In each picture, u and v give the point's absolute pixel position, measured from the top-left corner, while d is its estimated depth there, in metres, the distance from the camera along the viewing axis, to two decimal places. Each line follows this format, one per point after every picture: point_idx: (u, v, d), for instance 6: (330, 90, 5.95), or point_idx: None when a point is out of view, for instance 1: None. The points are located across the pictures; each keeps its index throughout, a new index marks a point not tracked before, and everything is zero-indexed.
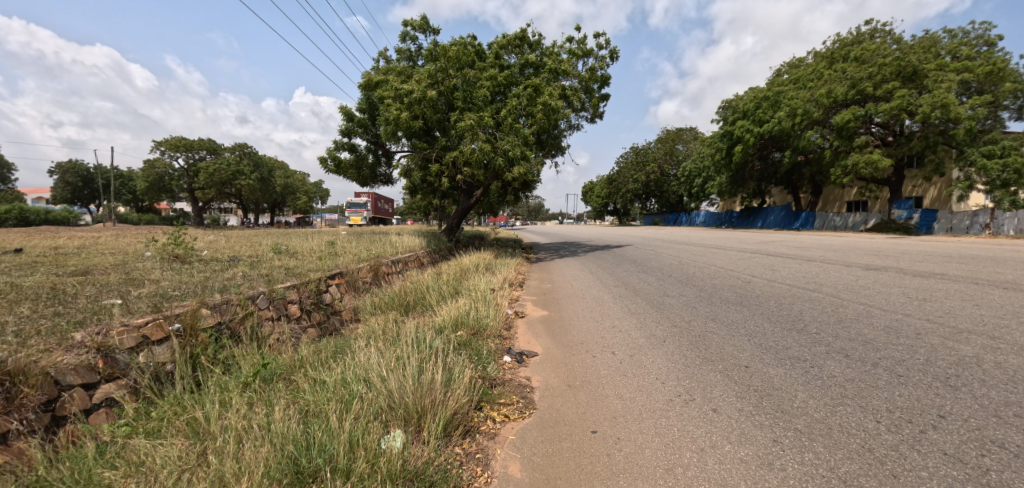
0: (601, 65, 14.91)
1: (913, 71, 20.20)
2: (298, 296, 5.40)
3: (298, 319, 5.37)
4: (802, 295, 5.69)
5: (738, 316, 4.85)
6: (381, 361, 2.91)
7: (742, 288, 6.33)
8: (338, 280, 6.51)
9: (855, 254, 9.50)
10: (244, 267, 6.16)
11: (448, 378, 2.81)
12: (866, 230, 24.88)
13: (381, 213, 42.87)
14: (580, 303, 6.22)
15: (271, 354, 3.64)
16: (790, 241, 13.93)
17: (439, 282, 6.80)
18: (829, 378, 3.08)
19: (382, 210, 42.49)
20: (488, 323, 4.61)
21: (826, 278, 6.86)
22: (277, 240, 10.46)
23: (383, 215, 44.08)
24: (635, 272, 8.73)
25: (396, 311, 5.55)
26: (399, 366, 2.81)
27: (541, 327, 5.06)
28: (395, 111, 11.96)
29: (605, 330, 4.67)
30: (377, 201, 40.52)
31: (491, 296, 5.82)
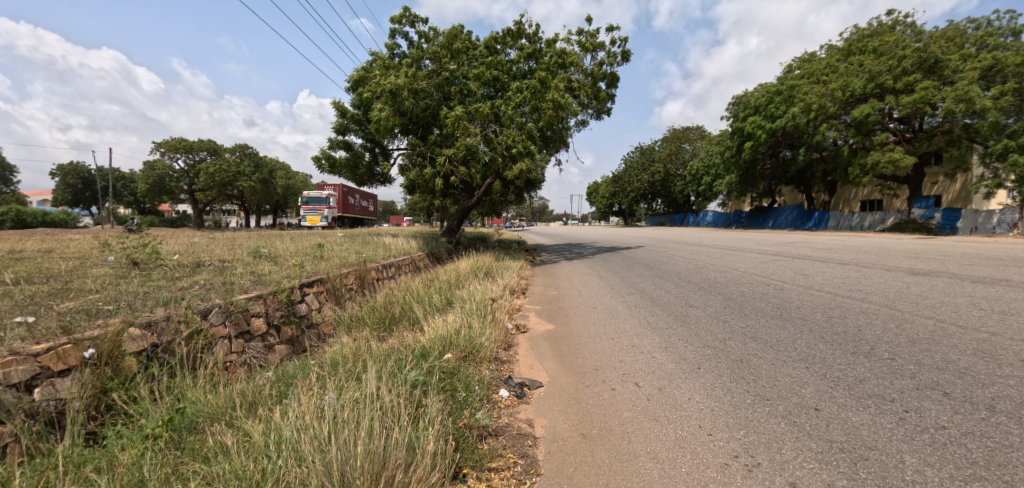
0: (609, 61, 14.05)
1: (934, 62, 19.27)
2: (264, 309, 4.68)
3: (262, 336, 4.64)
4: (852, 306, 4.86)
5: (781, 333, 4.06)
6: (327, 418, 2.14)
7: (778, 298, 5.51)
8: (317, 288, 5.79)
9: (892, 256, 8.60)
10: (210, 275, 5.46)
11: (412, 445, 2.02)
12: (883, 230, 23.77)
13: (358, 212, 40.55)
14: (591, 314, 5.43)
15: (205, 390, 2.88)
16: (811, 243, 13.02)
17: (429, 290, 6.04)
18: (938, 432, 2.26)
19: (358, 209, 40.18)
20: (482, 343, 3.83)
21: (870, 285, 5.99)
22: (261, 242, 9.72)
23: (362, 214, 41.10)
24: (648, 278, 7.92)
25: (375, 329, 4.79)
26: (348, 428, 2.03)
27: (547, 345, 4.31)
28: (380, 110, 11.28)
29: (624, 351, 3.89)
30: (346, 198, 37.10)
31: (488, 306, 5.04)
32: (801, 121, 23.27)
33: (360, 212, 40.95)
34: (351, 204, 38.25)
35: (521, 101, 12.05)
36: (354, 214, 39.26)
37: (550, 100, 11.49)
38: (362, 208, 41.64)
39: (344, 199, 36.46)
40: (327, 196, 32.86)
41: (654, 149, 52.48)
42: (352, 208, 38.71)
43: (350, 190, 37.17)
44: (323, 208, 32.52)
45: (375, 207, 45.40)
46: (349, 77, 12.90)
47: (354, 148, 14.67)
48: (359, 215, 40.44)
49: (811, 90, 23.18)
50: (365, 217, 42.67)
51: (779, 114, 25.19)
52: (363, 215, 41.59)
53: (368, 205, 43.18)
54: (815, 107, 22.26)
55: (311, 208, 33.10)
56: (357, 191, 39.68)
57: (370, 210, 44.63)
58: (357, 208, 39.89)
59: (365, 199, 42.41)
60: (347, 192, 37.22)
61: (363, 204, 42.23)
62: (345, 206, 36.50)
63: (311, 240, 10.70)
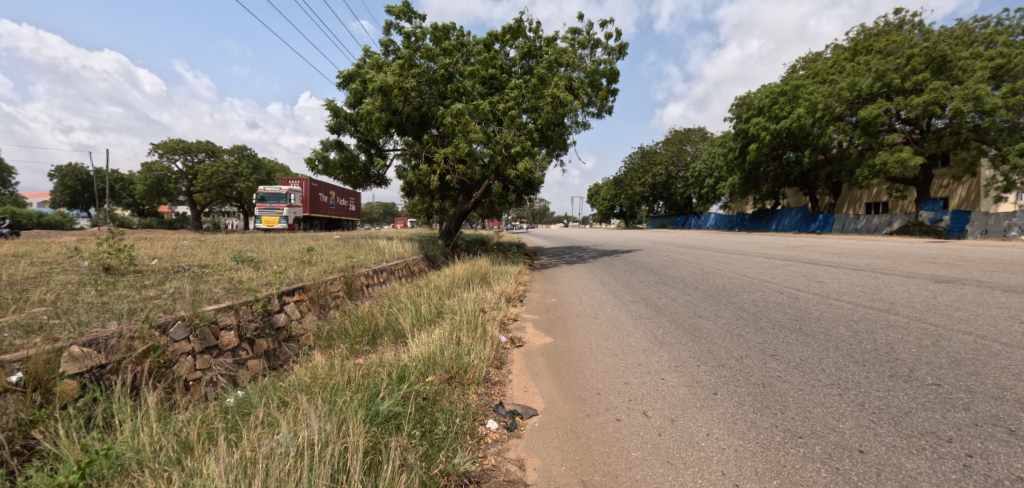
0: (609, 59, 13.69)
1: (942, 61, 18.90)
2: (235, 321, 4.30)
3: (233, 350, 4.25)
4: (878, 319, 4.45)
5: (805, 350, 3.66)
6: (268, 482, 1.73)
7: (794, 308, 5.10)
8: (299, 296, 5.40)
9: (909, 261, 8.19)
10: (183, 282, 5.08)
11: None
12: (890, 233, 23.24)
13: (335, 212, 33.54)
14: (592, 326, 5.02)
15: (144, 423, 2.48)
16: (819, 246, 12.63)
17: (418, 299, 5.63)
18: (1018, 485, 1.84)
19: (335, 208, 33.08)
20: (471, 363, 3.43)
21: (893, 293, 5.56)
22: (248, 246, 9.30)
23: (339, 214, 33.74)
24: (652, 284, 7.52)
25: (356, 347, 4.39)
26: None
27: (545, 362, 3.92)
28: (368, 106, 11.05)
29: (628, 369, 3.51)
30: (315, 194, 29.78)
31: (481, 318, 4.64)
32: (806, 121, 22.78)
33: (337, 212, 33.63)
34: (324, 202, 31.02)
35: (519, 100, 11.69)
36: (328, 214, 31.81)
37: (549, 96, 11.15)
38: (339, 208, 34.14)
39: (313, 196, 29.19)
40: (288, 191, 25.55)
41: (657, 150, 51.92)
42: (325, 207, 31.32)
43: (321, 184, 30.01)
44: (282, 205, 25.13)
45: (358, 207, 38.15)
46: (340, 73, 12.55)
47: (348, 148, 14.34)
48: (335, 216, 32.98)
49: (817, 89, 22.67)
50: (343, 217, 35.04)
51: (784, 115, 24.75)
52: (340, 216, 34.19)
53: (349, 204, 35.67)
54: (821, 107, 21.80)
55: (267, 206, 25.30)
56: (333, 187, 32.46)
57: (352, 210, 37.31)
58: (331, 207, 32.50)
59: (343, 197, 34.96)
60: (318, 187, 30.02)
61: (342, 202, 34.76)
62: (314, 204, 29.25)
63: (302, 242, 10.34)
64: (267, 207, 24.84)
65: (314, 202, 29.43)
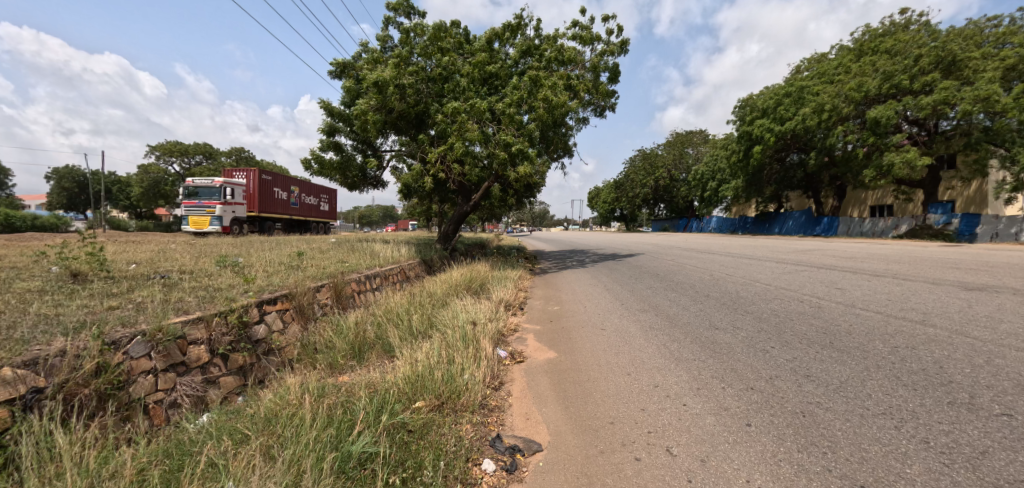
0: (611, 56, 13.33)
1: (954, 60, 18.53)
2: (206, 334, 3.90)
3: (204, 367, 3.84)
4: (916, 333, 4.03)
5: (841, 371, 3.24)
6: None
7: (819, 320, 4.69)
8: (282, 305, 4.99)
9: (929, 267, 7.79)
10: (155, 290, 4.68)
11: None
12: (896, 237, 22.88)
13: (301, 211, 28.07)
14: (599, 338, 4.61)
15: (68, 469, 2.05)
16: (830, 250, 12.23)
17: (409, 308, 5.21)
18: None
19: (299, 206, 27.56)
20: (466, 385, 3.03)
21: (924, 302, 5.15)
22: (235, 250, 8.87)
23: (305, 214, 28.09)
24: (660, 291, 7.10)
25: (339, 366, 3.97)
26: None
27: (550, 381, 3.51)
28: (363, 103, 10.80)
29: (643, 392, 3.10)
30: (270, 190, 24.24)
31: (477, 331, 4.22)
32: (812, 122, 22.38)
33: (302, 212, 27.95)
34: (283, 199, 25.51)
35: (518, 99, 11.34)
36: (289, 214, 26.20)
37: (542, 98, 10.77)
38: (305, 208, 28.45)
39: (267, 192, 23.85)
40: (223, 185, 20.11)
41: (658, 152, 51.66)
42: (286, 205, 25.67)
43: (277, 178, 24.61)
44: (216, 202, 19.78)
45: (333, 206, 32.41)
46: (335, 62, 12.15)
47: (344, 149, 13.97)
48: (297, 216, 27.14)
49: (823, 90, 22.28)
50: (312, 218, 29.35)
51: (789, 116, 24.38)
52: (307, 216, 28.43)
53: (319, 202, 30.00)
54: (828, 108, 21.42)
55: (198, 204, 19.95)
56: (296, 181, 27.02)
57: (324, 209, 31.57)
58: (293, 205, 26.78)
59: (310, 194, 29.25)
60: (272, 180, 24.37)
61: (310, 199, 29.11)
62: (266, 201, 23.73)
63: (294, 246, 9.93)
64: (196, 205, 19.54)
65: (268, 200, 23.98)
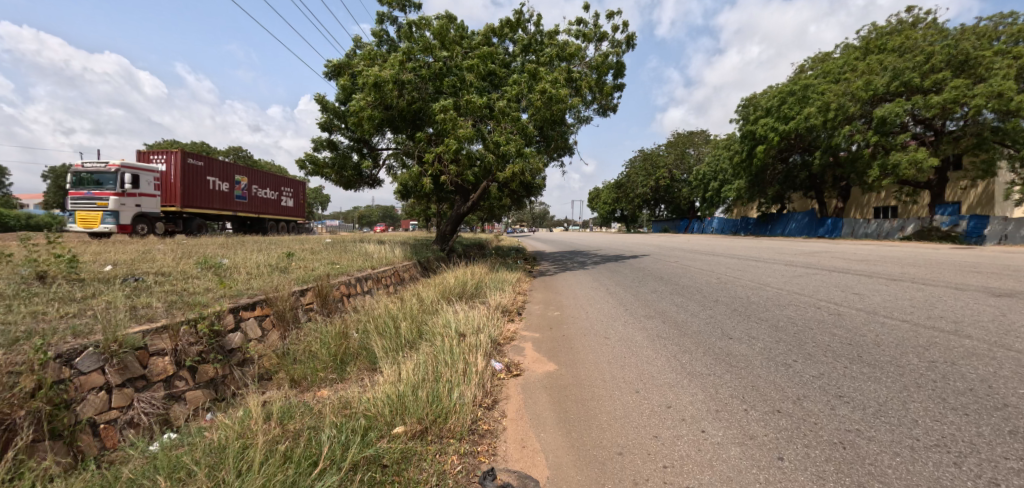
0: (614, 52, 12.96)
1: (966, 58, 18.17)
2: (171, 345, 3.53)
3: (165, 380, 3.46)
4: (950, 345, 3.68)
5: (878, 390, 2.88)
6: None
7: (840, 329, 4.34)
8: (261, 311, 4.62)
9: (949, 271, 7.44)
10: (119, 294, 4.30)
11: None
12: (902, 238, 22.60)
13: (252, 207, 23.42)
14: (602, 348, 4.26)
15: None
16: (839, 253, 11.87)
17: (397, 315, 4.84)
18: None
19: (249, 201, 22.94)
20: (454, 407, 2.66)
21: (952, 309, 4.79)
22: (221, 251, 8.47)
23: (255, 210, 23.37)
24: (666, 296, 6.73)
25: (314, 385, 3.58)
26: None
27: (549, 399, 3.15)
28: (359, 101, 10.36)
29: (655, 415, 2.73)
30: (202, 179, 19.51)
31: (468, 343, 3.84)
32: (818, 121, 22.00)
33: (253, 208, 23.29)
34: (224, 192, 20.87)
35: (518, 94, 10.98)
36: (233, 210, 21.56)
37: (541, 92, 10.43)
38: (257, 202, 23.78)
39: (198, 182, 19.17)
40: (121, 169, 14.81)
41: (658, 153, 51.27)
42: (227, 199, 20.98)
43: (211, 165, 19.90)
44: (108, 192, 14.53)
45: (298, 201, 27.74)
46: (330, 63, 11.86)
47: (340, 147, 13.62)
48: (244, 212, 22.48)
49: (829, 88, 21.90)
50: (266, 215, 24.67)
51: (793, 115, 23.98)
52: (259, 212, 23.73)
53: (277, 196, 25.29)
54: (834, 107, 21.02)
55: (86, 196, 14.67)
56: (241, 170, 22.31)
57: (286, 205, 26.89)
58: (238, 199, 22.09)
59: (265, 186, 24.54)
60: (204, 167, 19.70)
61: (265, 192, 24.48)
62: (197, 194, 19.09)
63: (284, 247, 9.54)
64: (81, 196, 14.30)
65: (200, 192, 19.29)
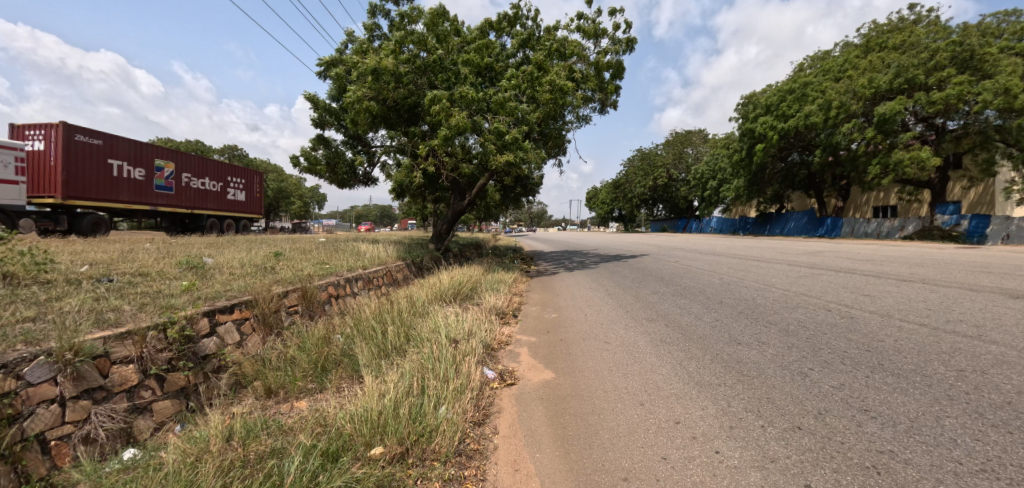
0: (614, 48, 12.69)
1: (971, 55, 17.96)
2: (136, 352, 3.24)
3: (126, 393, 3.15)
4: (977, 352, 3.42)
5: (907, 404, 2.63)
6: None
7: (854, 333, 4.10)
8: (239, 315, 4.33)
9: (960, 271, 7.22)
10: (84, 297, 3.99)
11: None
12: (903, 238, 22.45)
13: (184, 201, 18.26)
14: (602, 354, 4.00)
15: None
16: (844, 253, 11.61)
17: (386, 320, 4.57)
18: None
19: (177, 193, 17.78)
20: (440, 427, 2.39)
21: (972, 312, 4.56)
22: (205, 250, 8.12)
23: (190, 204, 18.36)
24: (668, 298, 6.46)
25: (288, 399, 3.29)
26: None
27: (545, 412, 2.88)
28: (354, 92, 10.03)
29: (662, 432, 2.47)
30: (101, 162, 14.43)
31: (459, 350, 3.56)
32: (819, 119, 21.78)
33: (186, 202, 18.21)
34: (141, 181, 15.96)
35: (517, 89, 10.72)
36: (154, 204, 16.63)
37: (548, 83, 10.31)
38: (192, 195, 18.64)
39: (92, 165, 14.11)
40: None
41: (657, 152, 51.02)
42: (143, 190, 16.02)
43: (115, 143, 14.84)
44: None
45: (249, 195, 22.35)
46: (322, 60, 11.57)
47: (334, 145, 13.33)
48: (172, 207, 17.47)
49: (831, 86, 21.68)
50: (205, 211, 19.52)
51: (792, 113, 23.80)
52: (194, 208, 18.67)
53: (220, 188, 20.13)
54: (836, 104, 20.80)
55: None
56: (166, 153, 17.18)
57: (235, 199, 21.59)
58: (161, 189, 16.97)
59: (203, 176, 19.32)
60: (106, 146, 14.65)
61: (205, 183, 19.38)
62: (92, 181, 14.10)
63: (273, 246, 9.28)
64: None
65: (94, 179, 14.19)
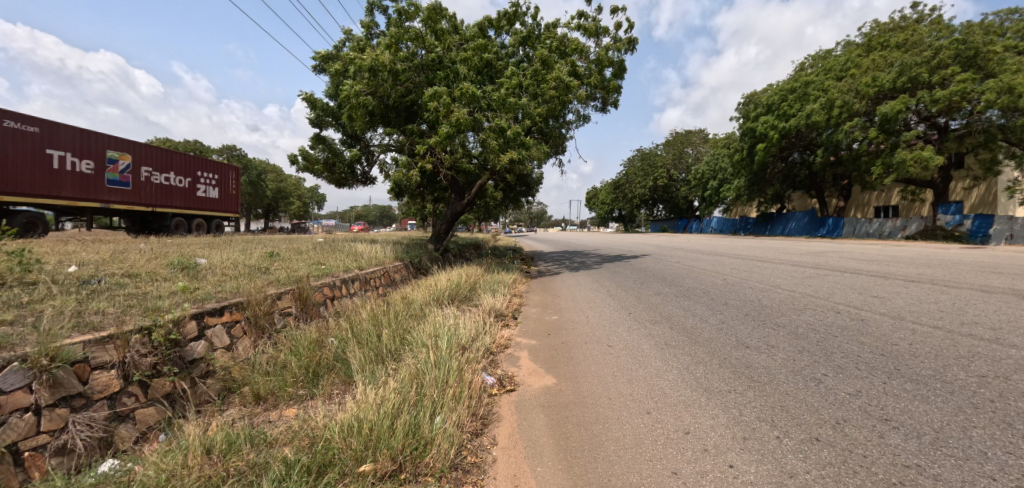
0: (616, 46, 12.56)
1: (975, 53, 17.85)
2: (117, 357, 3.08)
3: (105, 400, 2.99)
4: (996, 356, 3.28)
5: (930, 413, 2.48)
6: None
7: (866, 336, 3.96)
8: (229, 317, 4.18)
9: (968, 272, 7.08)
10: (67, 299, 3.83)
11: None
12: (905, 238, 22.33)
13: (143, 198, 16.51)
14: (606, 358, 3.85)
15: None
16: (849, 253, 11.47)
17: (382, 323, 4.42)
18: None
19: (134, 189, 16.04)
20: (434, 439, 2.23)
21: (986, 314, 4.42)
22: (198, 251, 7.94)
23: (149, 201, 16.59)
24: (671, 299, 6.32)
25: (277, 408, 3.14)
26: None
27: (546, 421, 2.73)
28: (351, 88, 9.89)
29: (671, 444, 2.32)
30: (35, 151, 12.87)
31: (456, 355, 3.40)
32: (821, 119, 21.64)
33: (146, 199, 16.49)
34: (89, 175, 14.30)
35: (518, 86, 10.58)
36: (105, 200, 14.94)
37: (553, 80, 10.32)
38: (154, 191, 16.94)
39: (22, 155, 12.55)
40: None
41: (657, 153, 50.90)
42: (90, 184, 14.37)
43: (51, 131, 13.25)
44: None
45: (223, 192, 20.58)
46: (318, 54, 11.46)
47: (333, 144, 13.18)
48: (126, 204, 15.73)
49: (834, 85, 21.54)
50: (170, 209, 17.77)
51: (793, 113, 23.67)
52: (154, 205, 16.90)
53: (188, 183, 18.38)
54: (839, 104, 20.65)
55: None
56: (121, 144, 15.50)
57: (207, 197, 19.87)
58: (115, 184, 15.29)
59: (169, 170, 17.61)
60: (42, 134, 13.09)
61: (169, 178, 17.57)
62: (23, 173, 12.56)
63: (268, 246, 9.15)
64: None
65: (25, 171, 12.65)
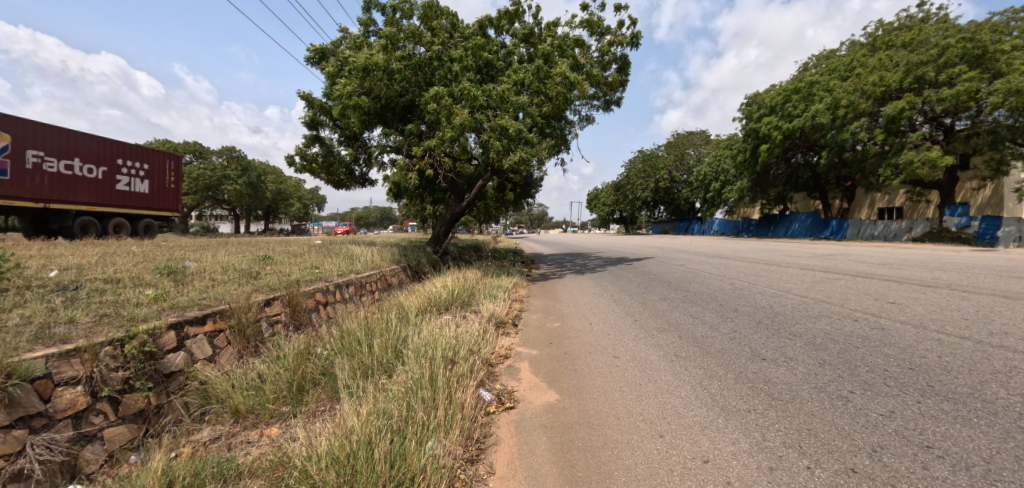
0: (619, 42, 12.35)
1: (982, 52, 17.58)
2: (83, 372, 2.83)
3: (68, 420, 2.74)
4: None
5: (975, 439, 2.22)
6: None
7: (890, 347, 3.70)
8: (212, 326, 3.94)
9: (986, 276, 6.81)
10: (36, 308, 3.59)
11: None
12: (911, 240, 22.04)
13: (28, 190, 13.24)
14: (613, 371, 3.61)
15: None
16: (857, 256, 11.18)
17: (375, 332, 4.18)
18: None
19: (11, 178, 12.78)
20: (422, 472, 1.97)
21: (1015, 323, 4.15)
22: (186, 254, 7.67)
23: (40, 196, 13.45)
24: (678, 305, 6.07)
25: (255, 428, 2.90)
26: None
27: (549, 445, 2.49)
28: (345, 86, 9.66)
29: (689, 475, 2.07)
30: None
31: (449, 369, 3.15)
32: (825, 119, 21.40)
33: (33, 192, 13.30)
34: None
35: (518, 84, 10.39)
36: None
37: (557, 76, 10.09)
38: (47, 182, 13.69)
39: None
40: None
41: (659, 153, 50.60)
42: None
43: None
44: None
45: (154, 186, 17.25)
46: (313, 50, 11.28)
47: (330, 145, 12.96)
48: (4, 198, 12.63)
49: (839, 85, 21.31)
50: (75, 205, 14.51)
51: (797, 113, 23.44)
52: (48, 200, 13.72)
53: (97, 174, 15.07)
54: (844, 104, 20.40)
55: None
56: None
57: (133, 191, 16.53)
58: None
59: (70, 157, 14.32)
60: None
61: (71, 166, 14.38)
62: None
63: (261, 249, 8.99)
64: None
65: None
